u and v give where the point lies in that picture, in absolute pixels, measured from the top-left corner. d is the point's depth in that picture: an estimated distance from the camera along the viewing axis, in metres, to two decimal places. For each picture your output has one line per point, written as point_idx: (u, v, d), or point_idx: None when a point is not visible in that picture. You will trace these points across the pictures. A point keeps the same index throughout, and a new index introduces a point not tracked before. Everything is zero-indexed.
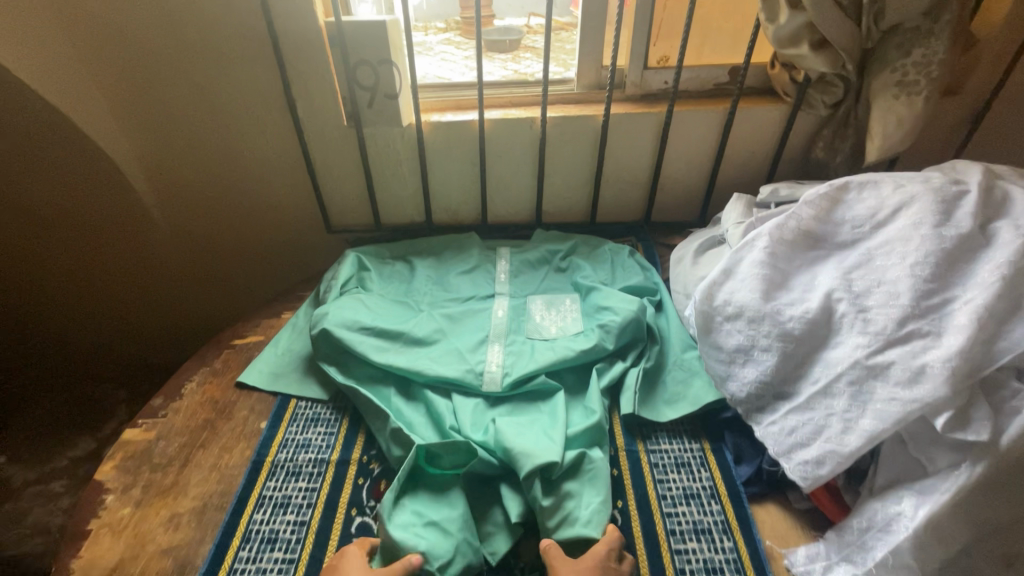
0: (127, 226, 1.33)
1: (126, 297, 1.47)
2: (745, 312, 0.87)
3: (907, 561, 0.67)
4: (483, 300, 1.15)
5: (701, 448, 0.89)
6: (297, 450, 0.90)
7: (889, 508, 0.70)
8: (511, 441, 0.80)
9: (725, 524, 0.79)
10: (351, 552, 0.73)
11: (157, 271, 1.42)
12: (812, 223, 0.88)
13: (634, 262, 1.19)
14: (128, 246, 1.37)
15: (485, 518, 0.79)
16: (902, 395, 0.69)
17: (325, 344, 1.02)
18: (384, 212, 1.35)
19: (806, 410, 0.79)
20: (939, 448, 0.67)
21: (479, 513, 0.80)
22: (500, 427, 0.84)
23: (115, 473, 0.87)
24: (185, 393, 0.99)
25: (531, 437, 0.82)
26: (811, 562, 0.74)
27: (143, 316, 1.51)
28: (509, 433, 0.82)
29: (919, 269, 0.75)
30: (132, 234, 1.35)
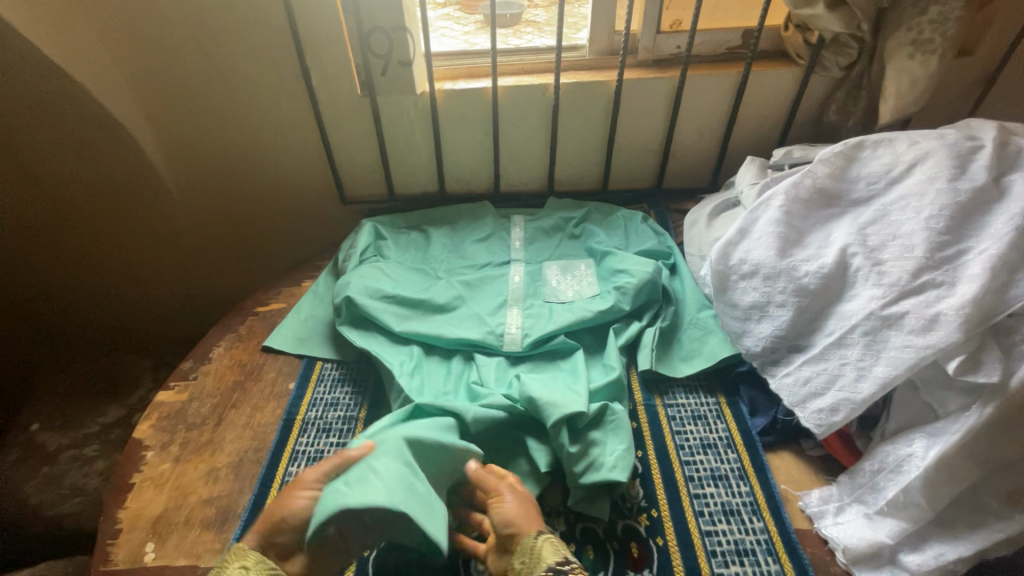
0: (144, 196, 1.35)
1: (145, 268, 1.49)
2: (761, 269, 0.89)
3: (917, 500, 0.70)
4: (499, 267, 1.17)
5: (717, 401, 0.92)
6: (326, 408, 0.93)
7: (900, 450, 0.73)
8: (535, 393, 0.83)
9: (742, 470, 0.82)
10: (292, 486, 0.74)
11: (175, 243, 1.45)
12: (828, 181, 0.89)
13: (647, 227, 1.21)
14: (146, 219, 1.39)
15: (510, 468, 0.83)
16: (916, 342, 0.71)
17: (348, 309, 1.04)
18: (398, 182, 1.36)
19: (820, 360, 0.81)
20: (951, 392, 0.70)
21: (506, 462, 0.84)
22: (523, 382, 0.86)
23: (152, 432, 0.90)
24: (213, 357, 1.02)
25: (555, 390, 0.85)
26: (825, 503, 0.77)
27: (163, 289, 1.54)
28: (533, 386, 0.85)
29: (934, 223, 0.77)
30: (149, 204, 1.36)
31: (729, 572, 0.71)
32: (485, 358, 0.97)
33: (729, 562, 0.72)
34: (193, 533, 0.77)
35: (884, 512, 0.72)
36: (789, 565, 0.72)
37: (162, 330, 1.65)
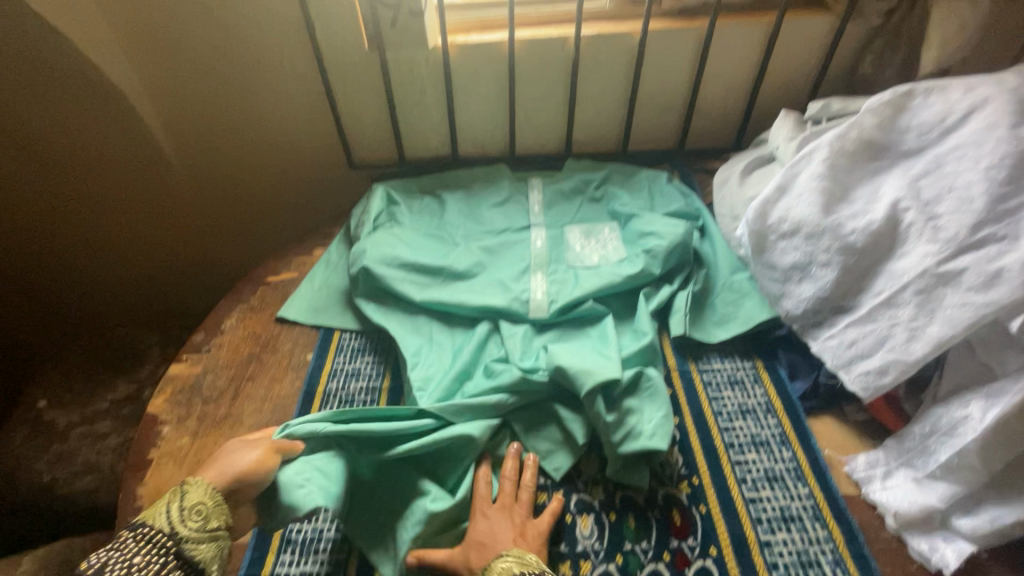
0: (143, 163, 1.29)
1: (149, 240, 1.44)
2: (803, 228, 0.84)
3: (972, 463, 0.66)
4: (519, 232, 1.12)
5: (754, 365, 0.89)
6: (348, 379, 0.91)
7: (954, 413, 0.69)
8: (565, 360, 0.79)
9: (783, 436, 0.80)
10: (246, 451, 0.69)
11: (178, 212, 1.39)
12: (875, 132, 0.84)
13: (673, 188, 1.15)
14: (146, 186, 1.33)
15: (542, 436, 0.80)
16: (975, 299, 0.68)
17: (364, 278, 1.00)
18: (408, 145, 1.30)
19: (867, 321, 0.78)
20: (1011, 351, 0.67)
21: (535, 429, 0.81)
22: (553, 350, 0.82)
23: (168, 406, 0.86)
24: (225, 329, 0.98)
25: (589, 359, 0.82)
26: (872, 468, 0.75)
27: (168, 261, 1.49)
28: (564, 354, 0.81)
29: (995, 172, 0.71)
30: (149, 172, 1.30)
31: (775, 539, 0.69)
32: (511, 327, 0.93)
33: (775, 529, 0.70)
34: None
35: (935, 475, 0.69)
36: (838, 531, 0.70)
37: (167, 305, 1.60)
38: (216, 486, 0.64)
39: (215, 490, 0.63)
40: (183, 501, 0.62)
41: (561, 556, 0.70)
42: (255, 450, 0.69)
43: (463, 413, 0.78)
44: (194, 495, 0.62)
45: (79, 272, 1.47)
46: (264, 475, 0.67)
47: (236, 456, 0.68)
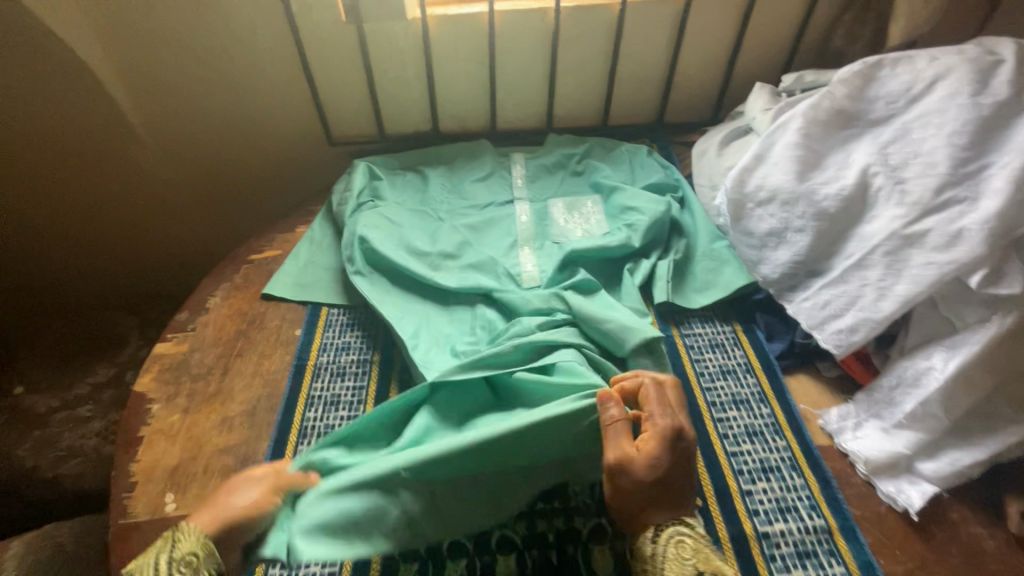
0: (110, 142, 1.23)
1: (118, 227, 1.37)
2: (779, 195, 0.87)
3: (934, 410, 0.71)
4: (503, 206, 1.13)
5: (733, 329, 0.93)
6: (338, 352, 0.91)
7: (919, 365, 0.74)
8: (602, 321, 0.84)
9: (761, 393, 0.84)
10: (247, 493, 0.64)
11: (149, 194, 1.33)
12: (846, 102, 0.87)
13: (653, 161, 1.18)
14: (116, 170, 1.28)
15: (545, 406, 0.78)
16: (938, 259, 0.72)
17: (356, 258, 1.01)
18: (388, 121, 1.28)
19: (839, 283, 0.82)
20: (970, 306, 0.71)
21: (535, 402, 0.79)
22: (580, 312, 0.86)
23: (156, 384, 0.86)
24: (210, 307, 0.97)
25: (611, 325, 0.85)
26: (844, 420, 0.79)
27: (141, 251, 1.43)
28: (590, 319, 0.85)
29: (957, 138, 0.75)
30: (117, 151, 1.25)
31: (756, 488, 0.73)
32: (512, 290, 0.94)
33: (756, 480, 0.74)
34: (213, 481, 0.75)
35: (901, 424, 0.74)
36: (812, 478, 0.74)
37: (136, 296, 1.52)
38: (206, 533, 0.60)
39: (204, 537, 0.60)
40: (173, 550, 0.58)
41: (553, 510, 0.74)
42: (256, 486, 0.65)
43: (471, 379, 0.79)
44: (183, 545, 0.59)
45: (44, 265, 1.38)
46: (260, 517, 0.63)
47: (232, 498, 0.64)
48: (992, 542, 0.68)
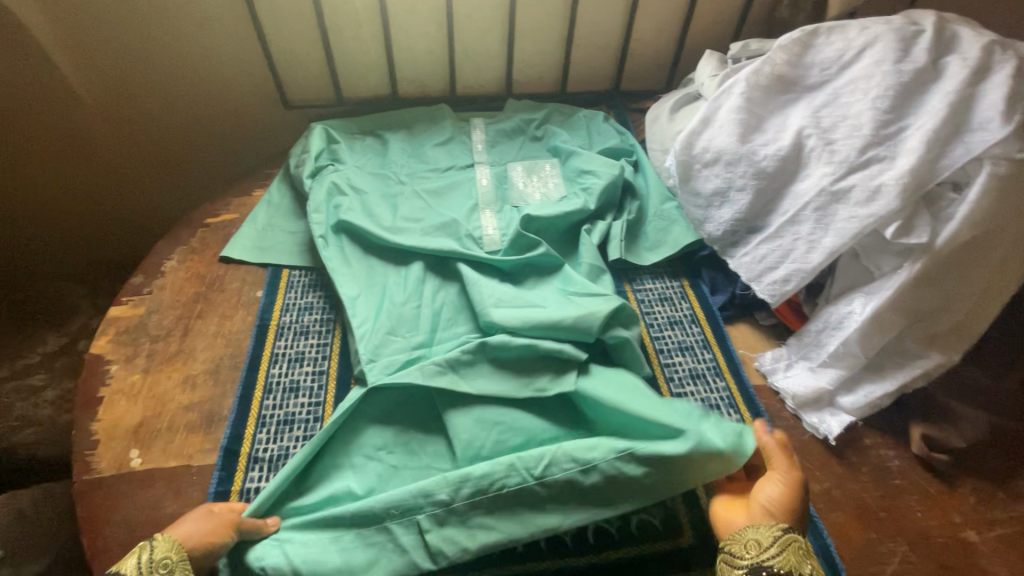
0: (45, 106, 1.13)
1: (58, 202, 1.26)
2: (723, 156, 0.93)
3: (853, 350, 0.79)
4: (463, 170, 1.14)
5: (681, 284, 1.00)
6: (301, 312, 0.91)
7: (841, 310, 0.81)
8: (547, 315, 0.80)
9: (705, 340, 0.91)
10: (198, 513, 0.65)
11: (91, 162, 1.24)
12: (785, 67, 0.92)
13: (608, 127, 1.21)
14: (51, 140, 1.18)
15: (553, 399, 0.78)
16: (860, 213, 0.79)
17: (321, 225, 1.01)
18: (346, 84, 1.27)
19: (774, 238, 0.88)
20: (886, 255, 0.79)
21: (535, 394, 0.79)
22: (531, 318, 0.80)
23: (113, 346, 0.85)
24: (166, 270, 0.96)
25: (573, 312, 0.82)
26: (776, 361, 0.87)
27: (80, 225, 1.32)
28: (546, 319, 0.79)
29: (880, 102, 0.82)
30: (54, 117, 1.15)
31: None
32: (469, 281, 0.90)
33: None
34: (179, 436, 0.76)
35: (826, 363, 0.82)
36: (747, 413, 0.82)
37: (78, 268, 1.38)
38: (182, 544, 0.61)
39: (179, 545, 0.61)
40: (150, 553, 0.60)
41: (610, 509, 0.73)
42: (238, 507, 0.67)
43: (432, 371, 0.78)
44: (160, 548, 0.60)
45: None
46: (220, 545, 0.63)
47: (203, 518, 0.64)
48: (897, 461, 0.77)
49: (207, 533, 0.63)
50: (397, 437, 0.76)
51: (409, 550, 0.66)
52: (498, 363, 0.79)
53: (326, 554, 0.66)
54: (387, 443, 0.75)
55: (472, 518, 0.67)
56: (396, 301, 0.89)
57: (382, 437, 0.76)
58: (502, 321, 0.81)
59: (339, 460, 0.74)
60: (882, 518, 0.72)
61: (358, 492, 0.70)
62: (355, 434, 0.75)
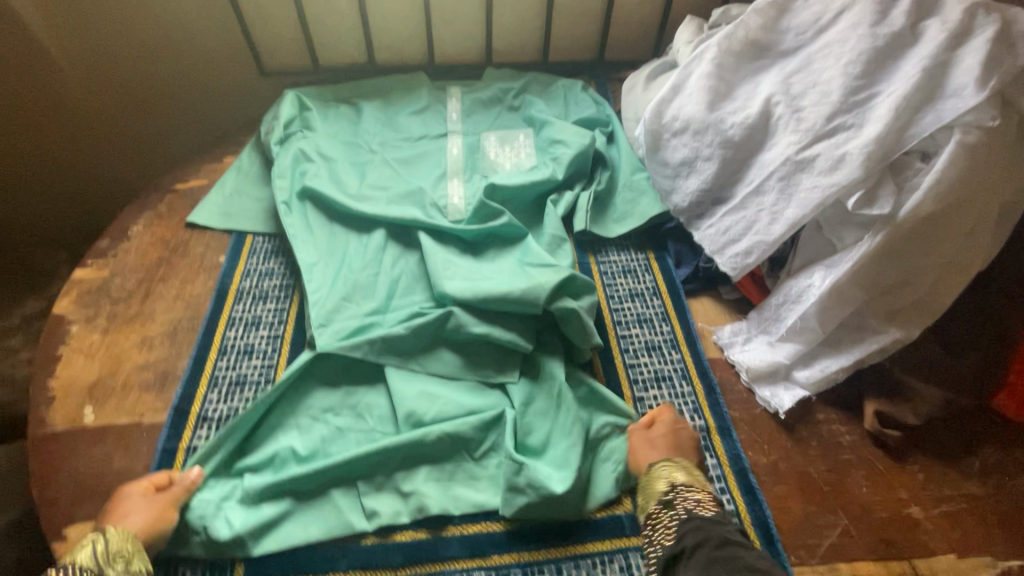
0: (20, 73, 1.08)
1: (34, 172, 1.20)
2: (691, 125, 0.90)
3: (812, 324, 0.78)
4: (436, 139, 1.13)
5: (646, 256, 0.98)
6: (261, 277, 0.92)
7: (801, 283, 0.79)
8: (496, 287, 0.78)
9: (664, 312, 0.90)
10: (133, 492, 0.64)
11: (67, 132, 1.19)
12: (759, 32, 0.89)
13: (586, 97, 1.18)
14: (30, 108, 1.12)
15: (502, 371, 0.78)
16: (823, 182, 0.76)
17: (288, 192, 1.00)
18: (322, 50, 1.25)
19: (739, 210, 0.86)
20: (849, 227, 0.76)
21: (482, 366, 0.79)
22: (481, 288, 0.78)
23: (74, 308, 0.86)
24: (132, 235, 0.97)
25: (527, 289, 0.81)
26: (735, 335, 0.86)
27: (52, 192, 1.22)
28: (495, 293, 0.77)
29: (852, 68, 0.78)
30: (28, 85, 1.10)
31: (647, 395, 0.80)
32: (427, 250, 0.89)
33: (649, 387, 0.81)
34: (133, 395, 0.77)
35: (784, 338, 0.81)
36: (699, 385, 0.81)
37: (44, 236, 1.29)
38: (134, 533, 0.61)
39: (132, 536, 0.61)
40: (106, 544, 0.59)
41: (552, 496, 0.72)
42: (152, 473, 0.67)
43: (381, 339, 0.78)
44: (115, 540, 0.60)
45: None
46: (169, 526, 0.64)
47: (139, 506, 0.63)
48: (848, 437, 0.76)
49: (152, 516, 0.63)
50: (344, 399, 0.77)
51: (345, 511, 0.68)
52: (446, 333, 0.79)
53: (265, 513, 0.67)
54: (334, 405, 0.76)
55: (409, 482, 0.70)
56: (354, 269, 0.89)
57: (327, 400, 0.76)
58: (453, 290, 0.79)
59: (285, 421, 0.74)
60: (825, 492, 0.71)
61: (302, 452, 0.72)
62: (301, 396, 0.76)
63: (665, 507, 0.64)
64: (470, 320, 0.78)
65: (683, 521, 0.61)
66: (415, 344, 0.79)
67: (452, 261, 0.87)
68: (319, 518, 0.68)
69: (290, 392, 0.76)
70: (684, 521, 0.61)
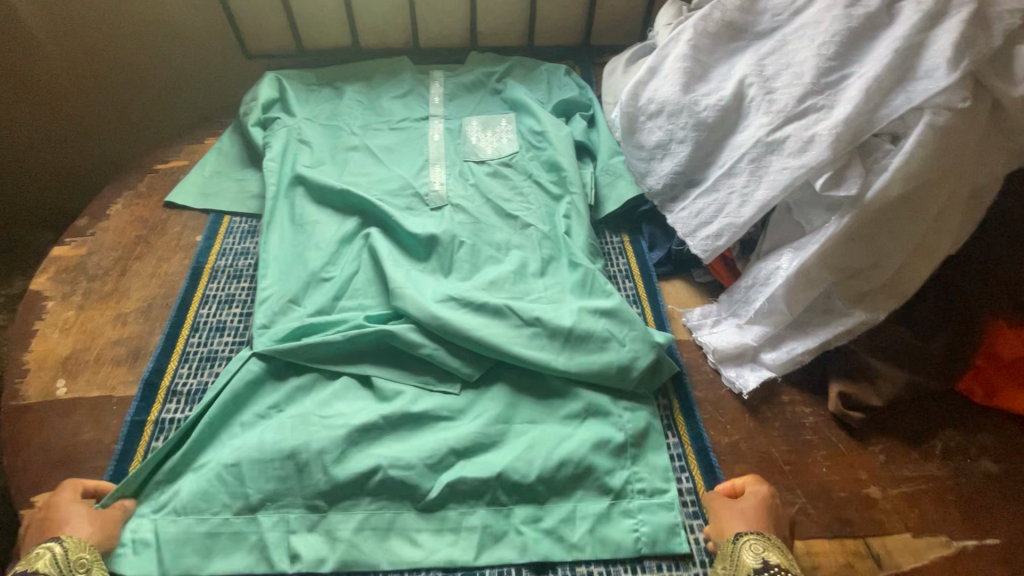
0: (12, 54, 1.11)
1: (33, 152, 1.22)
2: (666, 107, 0.90)
3: (779, 307, 0.78)
4: (417, 122, 1.11)
5: (621, 240, 1.00)
6: (237, 257, 0.93)
7: (770, 266, 0.79)
8: (456, 322, 0.77)
9: (635, 295, 0.92)
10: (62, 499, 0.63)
11: (61, 111, 1.21)
12: (736, 13, 0.88)
13: (569, 80, 1.17)
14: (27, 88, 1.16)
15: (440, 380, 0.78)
16: (792, 164, 0.75)
17: (276, 172, 0.99)
18: (306, 32, 1.25)
19: (711, 192, 0.85)
20: (817, 210, 0.76)
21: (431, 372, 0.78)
22: (441, 315, 0.77)
23: (51, 284, 0.87)
24: (111, 214, 0.97)
25: (485, 312, 0.80)
26: (704, 318, 0.87)
27: (46, 171, 1.26)
28: (453, 326, 0.77)
29: (825, 49, 0.76)
30: (22, 65, 1.13)
31: None
32: (383, 257, 0.86)
33: None
34: (105, 369, 0.78)
35: (752, 320, 0.81)
36: (676, 403, 0.79)
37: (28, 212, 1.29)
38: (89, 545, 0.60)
39: (87, 546, 0.59)
40: (66, 548, 0.57)
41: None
42: (65, 490, 0.64)
43: (337, 342, 0.78)
44: (74, 547, 0.58)
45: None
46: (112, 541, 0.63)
47: (74, 524, 0.61)
48: (812, 418, 0.77)
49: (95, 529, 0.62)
50: (297, 395, 0.76)
51: (270, 547, 0.65)
52: (401, 349, 0.79)
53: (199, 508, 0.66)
54: (279, 403, 0.75)
55: (346, 484, 0.68)
56: (312, 263, 0.88)
57: (276, 397, 0.75)
58: (411, 311, 0.78)
59: (229, 417, 0.73)
60: (785, 471, 0.72)
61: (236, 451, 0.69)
62: (250, 396, 0.75)
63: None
64: (421, 340, 0.78)
65: None
66: (369, 348, 0.79)
67: (415, 274, 0.86)
68: (251, 527, 0.66)
69: (238, 388, 0.74)
70: None
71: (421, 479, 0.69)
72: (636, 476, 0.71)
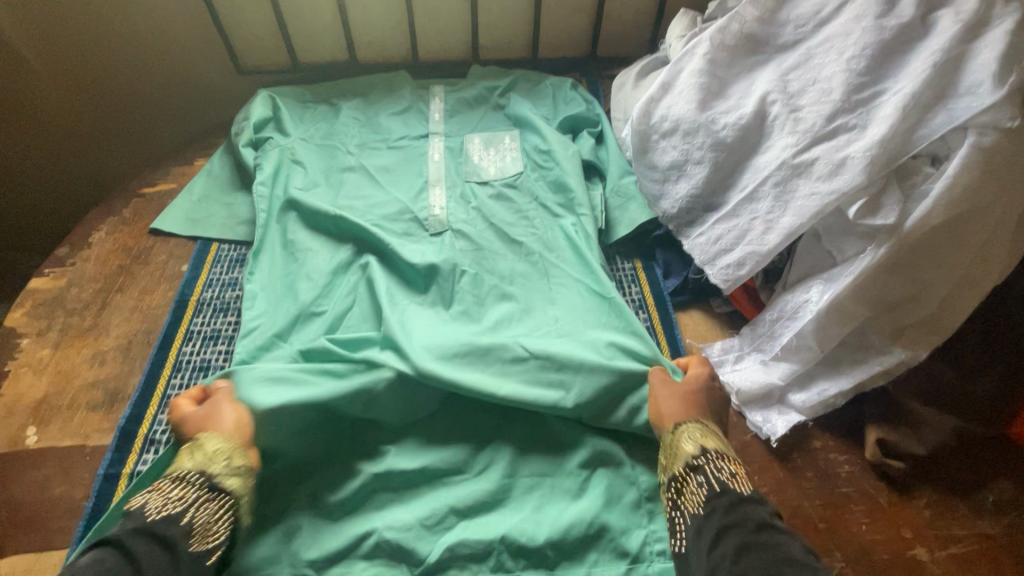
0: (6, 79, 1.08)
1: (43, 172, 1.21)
2: (681, 125, 0.84)
3: (809, 343, 0.71)
4: (417, 141, 1.05)
5: (634, 266, 0.94)
6: (224, 288, 0.87)
7: (798, 297, 0.73)
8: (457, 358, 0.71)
9: (650, 327, 0.87)
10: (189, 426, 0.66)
11: (62, 131, 1.18)
12: (755, 25, 0.82)
13: (577, 95, 1.11)
14: (29, 112, 1.13)
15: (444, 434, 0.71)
16: (822, 188, 0.69)
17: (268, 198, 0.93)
18: (300, 48, 1.20)
19: (732, 217, 0.79)
20: (850, 238, 0.69)
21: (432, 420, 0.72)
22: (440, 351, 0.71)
23: (26, 319, 0.82)
24: (93, 242, 0.92)
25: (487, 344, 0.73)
26: (725, 353, 0.80)
27: (55, 187, 1.24)
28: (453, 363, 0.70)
29: (855, 63, 0.70)
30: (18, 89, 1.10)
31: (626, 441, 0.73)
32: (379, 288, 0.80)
33: None
34: (79, 415, 0.73)
35: (778, 357, 0.74)
36: None
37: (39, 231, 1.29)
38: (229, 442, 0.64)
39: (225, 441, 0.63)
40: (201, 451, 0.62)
41: None
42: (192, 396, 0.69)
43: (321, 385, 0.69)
44: (210, 445, 0.63)
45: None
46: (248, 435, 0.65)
47: (212, 417, 0.66)
48: (846, 467, 0.71)
49: (230, 423, 0.65)
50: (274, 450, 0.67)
51: None
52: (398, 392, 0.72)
53: None
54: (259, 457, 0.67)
55: (339, 549, 0.62)
56: (303, 296, 0.82)
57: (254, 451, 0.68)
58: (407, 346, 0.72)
59: None
60: (818, 529, 0.66)
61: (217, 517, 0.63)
62: None
63: (692, 473, 0.62)
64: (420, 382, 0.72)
65: (713, 492, 0.59)
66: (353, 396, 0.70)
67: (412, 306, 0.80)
68: None
69: None
70: (713, 494, 0.59)
71: (418, 540, 0.63)
72: (655, 537, 0.65)
